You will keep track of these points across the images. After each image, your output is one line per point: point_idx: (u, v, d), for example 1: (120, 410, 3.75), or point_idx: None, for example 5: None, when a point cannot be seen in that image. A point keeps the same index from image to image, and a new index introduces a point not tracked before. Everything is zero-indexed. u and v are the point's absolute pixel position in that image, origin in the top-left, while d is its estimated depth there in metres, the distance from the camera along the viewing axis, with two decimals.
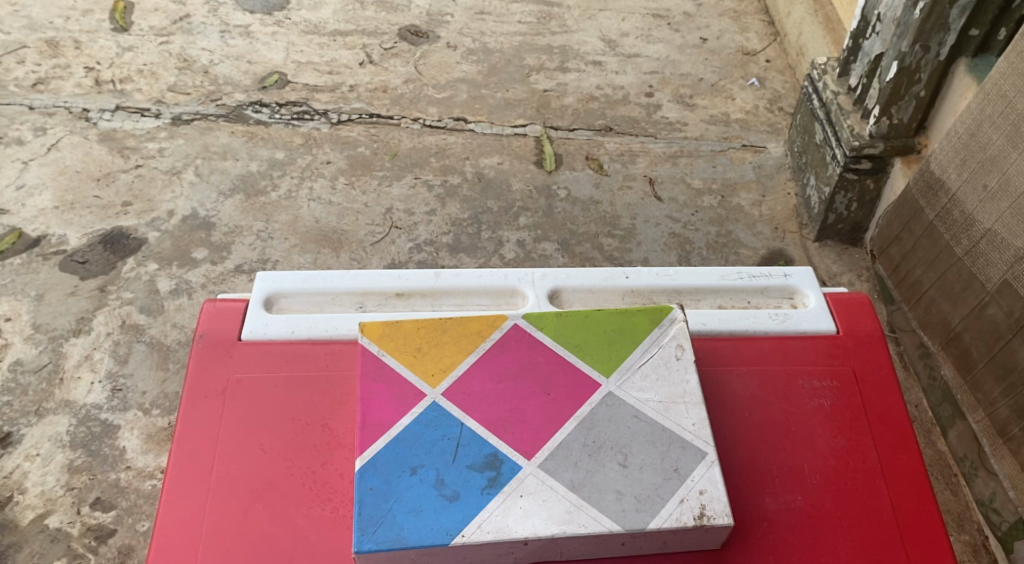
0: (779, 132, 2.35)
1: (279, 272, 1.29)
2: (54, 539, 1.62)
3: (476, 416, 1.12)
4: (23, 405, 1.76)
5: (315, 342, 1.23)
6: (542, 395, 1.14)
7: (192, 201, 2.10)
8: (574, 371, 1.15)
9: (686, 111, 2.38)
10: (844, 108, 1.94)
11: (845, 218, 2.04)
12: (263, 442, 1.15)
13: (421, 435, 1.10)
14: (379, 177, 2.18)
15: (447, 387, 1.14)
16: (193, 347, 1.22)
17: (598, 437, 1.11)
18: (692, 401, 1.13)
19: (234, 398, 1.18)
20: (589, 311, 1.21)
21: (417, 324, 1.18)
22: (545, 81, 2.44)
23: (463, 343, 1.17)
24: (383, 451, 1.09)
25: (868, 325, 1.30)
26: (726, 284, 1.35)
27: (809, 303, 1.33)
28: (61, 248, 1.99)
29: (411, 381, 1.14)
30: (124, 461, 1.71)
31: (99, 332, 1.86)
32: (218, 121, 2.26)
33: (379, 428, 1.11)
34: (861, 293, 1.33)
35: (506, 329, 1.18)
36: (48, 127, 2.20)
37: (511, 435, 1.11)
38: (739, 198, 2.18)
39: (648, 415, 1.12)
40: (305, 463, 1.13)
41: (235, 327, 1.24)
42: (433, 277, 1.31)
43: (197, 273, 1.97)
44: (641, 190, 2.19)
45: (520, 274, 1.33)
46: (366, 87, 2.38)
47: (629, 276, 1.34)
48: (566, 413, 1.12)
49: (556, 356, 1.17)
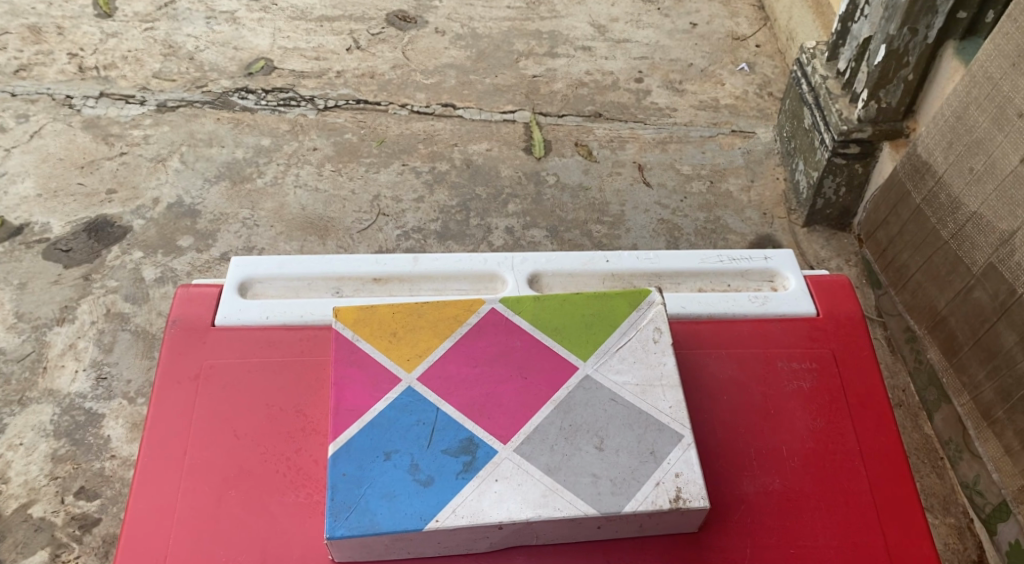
0: (769, 118, 2.33)
1: (255, 258, 1.28)
2: (38, 528, 1.61)
3: (451, 401, 1.11)
4: (6, 393, 1.75)
5: (289, 327, 1.21)
6: (518, 380, 1.12)
7: (177, 189, 2.08)
8: (551, 354, 1.14)
9: (675, 97, 2.36)
10: (833, 92, 1.94)
11: (833, 203, 2.04)
12: (236, 429, 1.13)
13: (395, 420, 1.09)
14: (367, 163, 2.16)
15: (422, 372, 1.13)
16: (165, 333, 1.20)
17: (574, 420, 1.10)
18: (669, 383, 1.12)
19: (206, 384, 1.17)
20: (565, 294, 1.20)
21: (392, 309, 1.17)
22: (534, 66, 2.42)
23: (438, 327, 1.16)
24: (356, 437, 1.08)
25: (850, 307, 1.29)
26: (707, 268, 1.33)
27: (790, 286, 1.32)
28: (44, 236, 1.97)
29: (385, 365, 1.13)
30: (108, 449, 1.69)
31: (83, 320, 1.85)
32: (204, 108, 2.24)
33: (352, 413, 1.09)
34: (842, 276, 1.32)
35: (483, 312, 1.17)
36: (31, 114, 2.18)
37: (487, 420, 1.10)
38: (728, 183, 2.17)
39: (625, 398, 1.11)
40: (279, 450, 1.12)
41: (208, 312, 1.22)
42: (411, 262, 1.30)
43: (182, 261, 1.95)
44: (630, 176, 2.18)
45: (499, 258, 1.31)
46: (354, 72, 2.35)
47: (609, 260, 1.33)
48: (541, 397, 1.11)
49: (533, 340, 1.15)
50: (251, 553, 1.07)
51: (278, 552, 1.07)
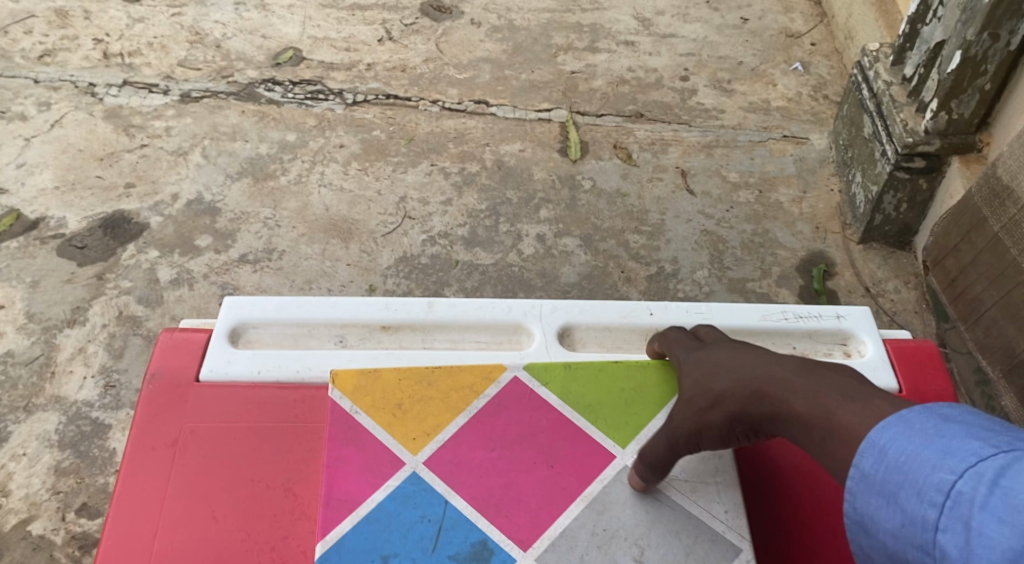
0: (824, 122, 2.16)
1: (251, 300, 1.17)
2: (37, 547, 1.51)
3: (462, 492, 1.01)
4: (12, 399, 1.65)
5: (284, 387, 1.11)
6: (543, 469, 1.03)
7: (197, 184, 1.97)
8: (583, 439, 1.05)
9: (723, 97, 2.21)
10: (897, 100, 1.78)
11: (893, 220, 1.87)
12: (215, 508, 1.03)
13: (396, 513, 0.99)
14: (394, 162, 2.03)
15: (428, 455, 1.03)
16: (143, 388, 1.10)
17: (611, 523, 1.00)
18: (725, 483, 1.03)
19: (185, 452, 1.06)
20: (604, 365, 1.11)
21: (398, 376, 1.08)
22: (573, 62, 2.27)
23: (452, 400, 1.07)
24: (349, 533, 0.98)
25: (937, 382, 1.14)
26: (767, 326, 1.19)
27: (865, 352, 1.17)
28: (59, 232, 1.86)
29: (387, 445, 1.03)
30: (113, 464, 1.59)
31: (94, 323, 1.74)
32: (229, 99, 2.12)
33: (347, 504, 0.99)
34: (928, 341, 1.17)
35: (504, 384, 1.08)
36: (53, 102, 2.08)
37: (503, 519, 1.00)
38: (778, 193, 2.02)
39: (671, 497, 1.02)
40: (262, 535, 1.02)
41: (193, 364, 1.12)
42: (425, 308, 1.18)
43: (199, 262, 1.84)
44: (672, 182, 2.03)
45: (525, 307, 1.19)
46: (384, 65, 2.22)
47: (653, 312, 1.20)
48: (571, 492, 1.02)
49: (563, 420, 1.06)
50: None
51: None
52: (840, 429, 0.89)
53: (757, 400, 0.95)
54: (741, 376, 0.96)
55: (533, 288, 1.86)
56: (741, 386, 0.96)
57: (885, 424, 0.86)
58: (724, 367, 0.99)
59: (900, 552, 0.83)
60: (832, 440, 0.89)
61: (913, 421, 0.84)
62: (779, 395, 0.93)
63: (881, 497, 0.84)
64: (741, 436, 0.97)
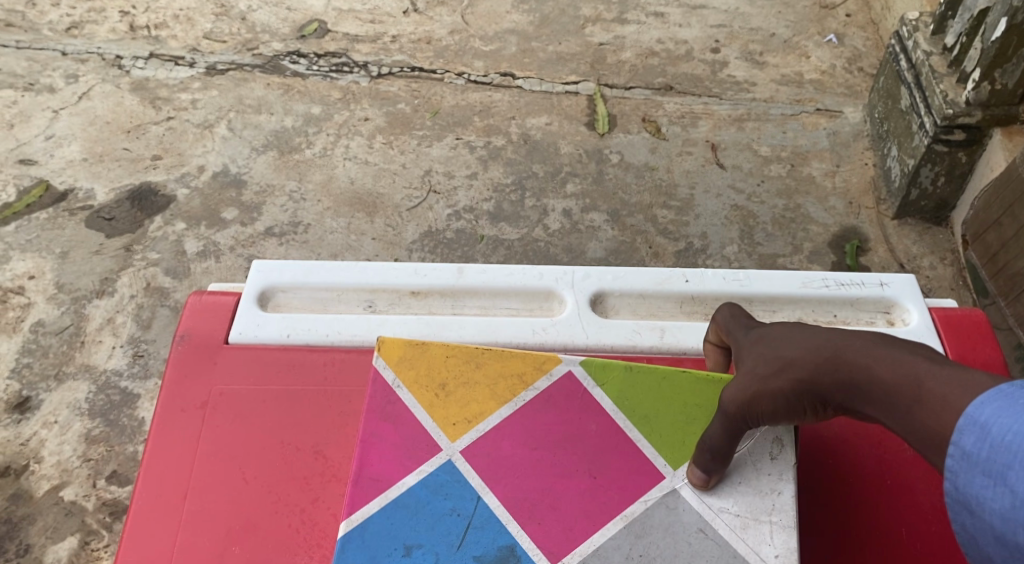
0: (859, 95, 2.11)
1: (279, 264, 1.16)
2: (68, 513, 1.52)
3: (497, 490, 0.98)
4: (43, 367, 1.66)
5: (313, 350, 1.10)
6: (585, 478, 0.99)
7: (223, 157, 1.95)
8: (633, 452, 1.00)
9: (755, 69, 2.16)
10: (938, 70, 1.73)
11: (930, 195, 1.82)
12: (245, 471, 1.03)
13: (425, 502, 0.98)
14: (419, 136, 2.01)
15: (466, 443, 1.01)
16: (172, 350, 1.10)
17: (649, 549, 0.96)
18: (779, 523, 0.96)
19: (215, 414, 1.06)
20: (668, 372, 1.04)
21: (445, 352, 1.05)
22: (601, 33, 2.22)
23: (498, 389, 1.03)
24: (375, 515, 0.97)
25: (986, 350, 1.10)
26: (808, 294, 1.16)
27: (910, 321, 1.14)
28: (88, 203, 1.86)
29: (425, 427, 1.02)
30: (142, 433, 1.59)
31: (122, 294, 1.74)
32: (254, 72, 2.10)
33: (376, 485, 0.98)
34: (977, 310, 1.14)
35: (557, 376, 1.04)
36: (80, 74, 2.07)
37: (537, 526, 0.97)
38: (810, 167, 1.98)
39: (718, 532, 0.96)
40: (293, 500, 1.02)
41: (221, 328, 1.11)
42: (455, 274, 1.16)
43: (226, 234, 1.84)
44: (701, 156, 1.99)
45: (557, 273, 1.17)
46: (410, 37, 2.19)
47: (689, 280, 1.17)
48: (611, 507, 0.97)
49: (613, 430, 1.01)
50: None
51: None
52: (930, 398, 0.83)
53: (834, 367, 0.88)
54: (819, 342, 0.90)
55: (559, 263, 1.84)
56: (817, 353, 0.90)
57: (983, 397, 0.79)
58: (795, 334, 0.92)
59: (1010, 536, 0.76)
60: (918, 409, 0.83)
61: (1018, 395, 0.77)
62: (856, 362, 0.88)
63: (987, 477, 0.77)
64: (809, 406, 0.91)
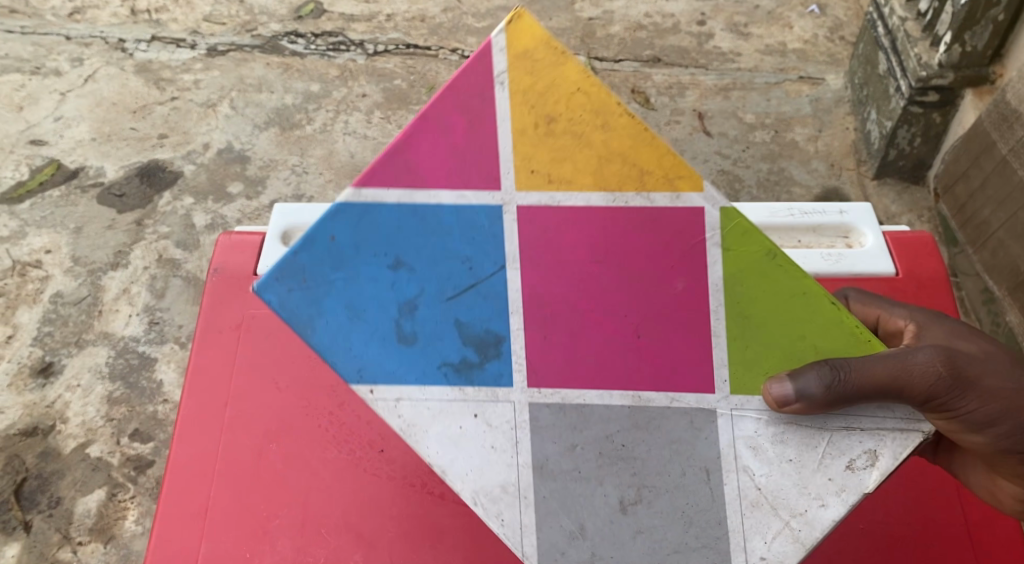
0: (841, 62, 2.18)
1: (296, 206, 1.25)
2: (95, 468, 1.60)
3: (526, 271, 0.90)
4: (64, 335, 1.75)
5: None
6: (626, 315, 0.90)
7: (227, 134, 2.04)
8: (696, 330, 0.90)
9: (740, 40, 2.23)
10: (912, 35, 1.80)
11: (907, 154, 1.91)
12: (277, 380, 1.14)
13: (445, 231, 0.89)
14: (416, 110, 2.09)
15: (529, 201, 0.88)
16: (207, 281, 1.22)
17: (635, 443, 0.92)
18: (790, 528, 0.90)
19: (249, 334, 1.18)
20: (822, 292, 0.89)
21: (579, 88, 0.86)
22: (590, 8, 2.30)
23: (606, 171, 0.87)
24: (389, 206, 0.89)
25: (931, 266, 1.22)
26: (775, 222, 1.26)
27: (865, 243, 1.24)
28: (99, 180, 1.95)
29: (500, 149, 0.87)
30: (161, 393, 1.68)
31: (136, 265, 1.83)
32: (254, 52, 2.18)
33: (410, 175, 0.88)
34: (925, 232, 1.25)
35: (682, 203, 0.87)
36: (85, 57, 2.15)
37: (542, 317, 0.91)
38: (794, 132, 2.07)
39: (730, 498, 0.91)
40: (323, 405, 1.13)
41: (250, 263, 1.22)
42: None
43: (232, 208, 1.92)
44: (689, 125, 2.08)
45: None
46: (404, 16, 2.26)
47: None
48: (634, 362, 0.91)
49: (697, 304, 0.89)
50: (292, 505, 1.08)
51: (318, 505, 1.08)
52: None
53: None
54: None
55: None
56: None
57: None
58: None
59: None
60: None
61: None
62: None
63: None
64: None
